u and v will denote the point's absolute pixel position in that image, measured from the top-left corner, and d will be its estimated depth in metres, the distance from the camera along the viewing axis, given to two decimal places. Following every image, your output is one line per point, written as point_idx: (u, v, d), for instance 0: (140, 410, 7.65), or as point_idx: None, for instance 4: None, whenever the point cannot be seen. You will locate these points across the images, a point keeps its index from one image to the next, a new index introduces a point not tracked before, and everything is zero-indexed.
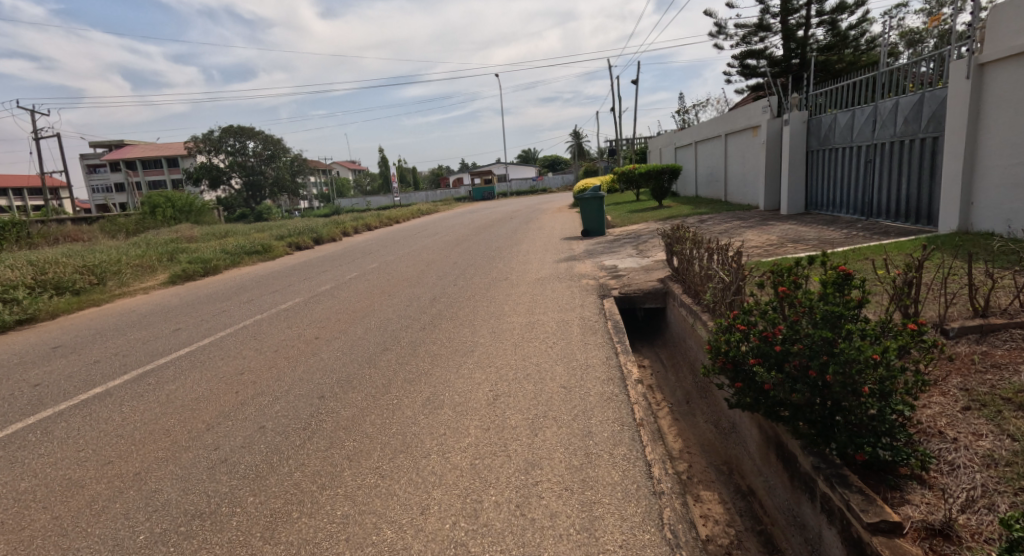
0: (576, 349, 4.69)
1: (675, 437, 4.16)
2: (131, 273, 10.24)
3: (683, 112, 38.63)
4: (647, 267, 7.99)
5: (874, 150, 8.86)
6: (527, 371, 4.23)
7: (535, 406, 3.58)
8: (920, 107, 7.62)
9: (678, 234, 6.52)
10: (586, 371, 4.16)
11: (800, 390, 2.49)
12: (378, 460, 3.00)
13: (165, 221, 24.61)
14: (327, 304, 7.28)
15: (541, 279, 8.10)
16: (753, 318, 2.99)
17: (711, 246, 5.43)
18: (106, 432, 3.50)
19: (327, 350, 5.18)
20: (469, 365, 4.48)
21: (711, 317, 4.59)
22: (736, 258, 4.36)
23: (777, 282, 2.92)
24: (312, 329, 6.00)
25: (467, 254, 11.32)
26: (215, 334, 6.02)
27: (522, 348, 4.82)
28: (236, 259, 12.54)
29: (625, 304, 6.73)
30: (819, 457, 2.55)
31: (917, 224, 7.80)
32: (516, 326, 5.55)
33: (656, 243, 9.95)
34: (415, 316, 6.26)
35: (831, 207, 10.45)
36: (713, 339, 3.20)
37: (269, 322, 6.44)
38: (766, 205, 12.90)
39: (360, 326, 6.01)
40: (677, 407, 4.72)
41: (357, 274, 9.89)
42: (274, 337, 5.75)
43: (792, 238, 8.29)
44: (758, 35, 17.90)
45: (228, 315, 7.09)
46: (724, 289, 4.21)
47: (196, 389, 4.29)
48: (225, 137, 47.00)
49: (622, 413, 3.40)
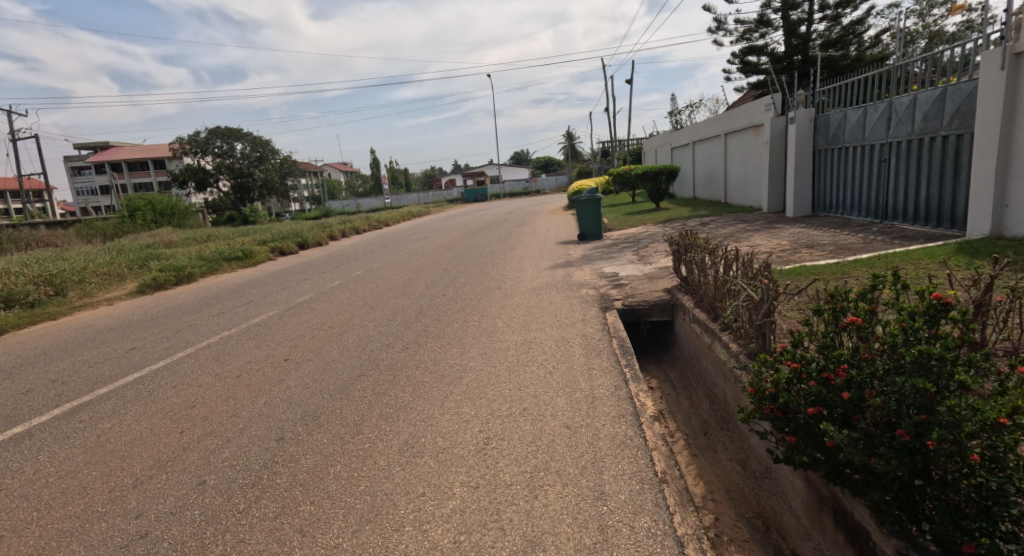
0: (579, 375, 4.09)
1: (695, 479, 3.56)
2: (95, 283, 9.56)
3: (677, 113, 38.26)
4: (650, 275, 7.42)
5: (890, 149, 8.33)
6: (523, 405, 3.62)
7: (534, 454, 2.98)
8: (941, 102, 7.09)
9: (689, 240, 5.95)
10: (591, 405, 3.56)
11: (884, 456, 1.90)
12: (338, 535, 2.38)
13: (145, 225, 23.78)
14: (303, 318, 6.64)
15: (537, 288, 7.52)
16: (807, 352, 2.40)
17: (729, 255, 4.86)
18: (8, 493, 2.87)
19: (296, 376, 4.55)
20: (456, 396, 3.87)
21: (735, 339, 4.00)
22: (766, 271, 3.79)
23: (839, 307, 2.32)
24: (283, 348, 5.37)
25: (458, 260, 10.69)
26: (173, 355, 5.38)
27: (517, 374, 4.21)
28: (214, 265, 11.86)
29: (629, 317, 6.17)
30: (905, 541, 1.95)
31: (940, 227, 7.28)
32: (511, 345, 4.95)
33: (657, 249, 9.39)
34: (398, 333, 5.64)
35: (841, 210, 9.95)
36: (753, 375, 2.62)
37: (236, 340, 5.80)
38: (769, 207, 12.40)
39: (336, 345, 5.40)
40: (695, 441, 4.14)
41: (340, 282, 9.28)
42: (239, 359, 5.13)
43: (805, 243, 7.74)
44: (758, 31, 17.42)
45: (193, 331, 6.45)
46: (756, 308, 3.60)
47: (134, 428, 3.64)
48: (213, 138, 46.03)
49: (641, 465, 2.80)
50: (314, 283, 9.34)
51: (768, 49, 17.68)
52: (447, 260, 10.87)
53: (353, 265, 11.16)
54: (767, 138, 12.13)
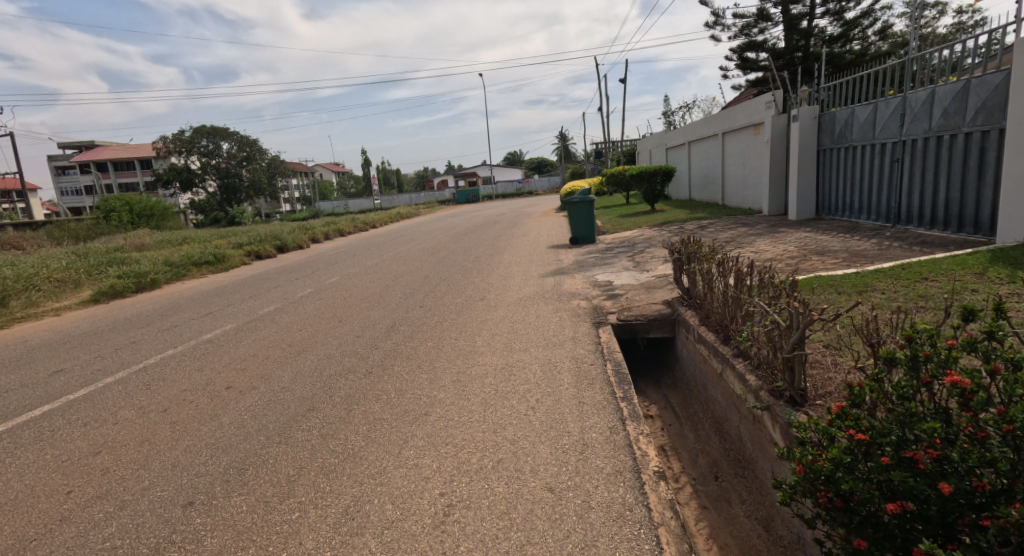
0: (568, 414, 3.41)
1: (706, 543, 2.92)
2: (43, 292, 8.79)
3: (669, 114, 37.85)
4: (648, 284, 6.76)
5: (903, 148, 7.72)
6: (497, 456, 2.94)
7: (505, 533, 2.30)
8: (964, 96, 6.50)
9: (693, 248, 5.28)
10: (581, 457, 2.88)
11: None
12: None
13: (120, 227, 22.77)
14: (261, 334, 5.94)
15: (523, 299, 6.86)
16: (874, 415, 1.71)
17: (741, 268, 4.22)
18: None
19: (233, 411, 3.85)
20: (418, 441, 3.19)
21: (753, 370, 3.33)
22: (791, 289, 3.14)
23: (919, 356, 1.64)
24: (227, 373, 4.66)
25: (442, 266, 10.00)
26: (100, 381, 4.65)
27: (494, 410, 3.54)
28: (181, 270, 11.10)
29: (624, 333, 5.53)
30: None
31: (963, 233, 6.72)
32: (490, 371, 4.26)
33: (654, 255, 8.75)
34: (363, 354, 4.95)
35: (848, 212, 9.35)
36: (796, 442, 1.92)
37: (178, 362, 5.08)
38: (770, 210, 11.79)
39: (290, 368, 4.71)
40: (704, 487, 3.50)
41: (312, 290, 8.55)
42: (174, 386, 4.41)
43: (814, 249, 7.13)
44: (758, 26, 16.88)
45: (135, 349, 5.71)
46: (784, 338, 2.91)
47: (11, 484, 2.93)
48: (198, 137, 44.83)
49: (644, 553, 2.13)
50: (284, 291, 8.62)
51: (768, 44, 17.14)
52: (430, 265, 10.21)
53: (330, 271, 10.44)
54: (768, 137, 11.54)
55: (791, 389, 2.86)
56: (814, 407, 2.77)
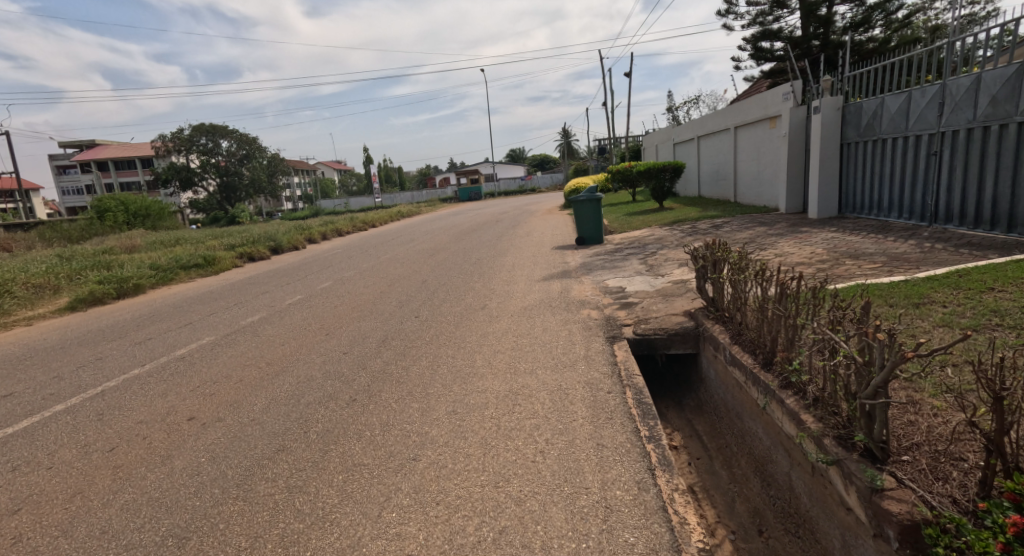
0: (584, 461, 2.82)
1: None
2: (16, 301, 8.23)
3: (672, 110, 37.30)
4: (665, 292, 6.16)
5: (941, 140, 7.09)
6: (499, 524, 2.36)
7: None
8: (1017, 82, 5.86)
9: (718, 253, 4.63)
10: (605, 526, 2.29)
11: None
12: None
13: (113, 228, 22.13)
14: (238, 350, 5.36)
15: (528, 309, 6.26)
16: None
17: (783, 278, 3.59)
18: None
19: (188, 452, 3.27)
20: (403, 500, 2.60)
21: (809, 409, 2.72)
22: (859, 312, 2.52)
23: None
24: (192, 400, 4.08)
25: (441, 270, 9.41)
26: (48, 408, 4.10)
27: (495, 455, 2.95)
28: (167, 274, 10.54)
29: (641, 348, 4.92)
30: None
31: (1014, 233, 6.12)
32: (490, 400, 3.67)
33: (668, 258, 8.13)
34: (348, 376, 4.37)
35: (877, 211, 8.72)
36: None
37: (141, 385, 4.50)
38: (788, 208, 11.16)
39: (263, 394, 4.13)
40: (748, 545, 2.86)
41: (301, 296, 7.99)
42: (128, 418, 3.82)
43: (846, 251, 6.52)
44: (773, 14, 16.21)
45: (99, 367, 5.14)
46: (860, 378, 2.30)
47: None
48: (197, 136, 43.75)
49: None
50: (272, 298, 8.05)
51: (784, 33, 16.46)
52: (428, 269, 9.62)
53: (322, 275, 9.86)
54: (786, 130, 10.90)
55: (870, 441, 2.23)
56: (901, 466, 2.14)
